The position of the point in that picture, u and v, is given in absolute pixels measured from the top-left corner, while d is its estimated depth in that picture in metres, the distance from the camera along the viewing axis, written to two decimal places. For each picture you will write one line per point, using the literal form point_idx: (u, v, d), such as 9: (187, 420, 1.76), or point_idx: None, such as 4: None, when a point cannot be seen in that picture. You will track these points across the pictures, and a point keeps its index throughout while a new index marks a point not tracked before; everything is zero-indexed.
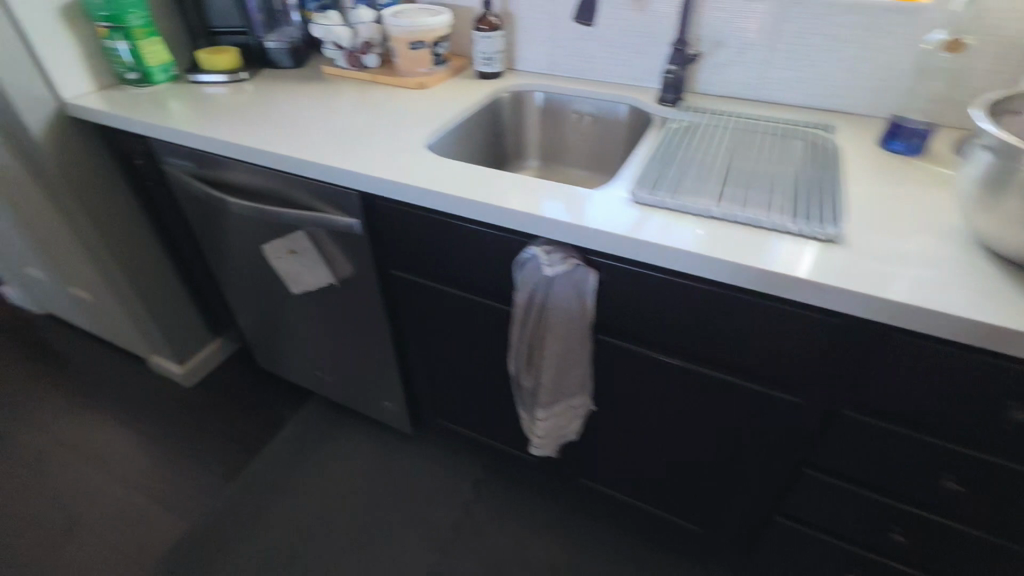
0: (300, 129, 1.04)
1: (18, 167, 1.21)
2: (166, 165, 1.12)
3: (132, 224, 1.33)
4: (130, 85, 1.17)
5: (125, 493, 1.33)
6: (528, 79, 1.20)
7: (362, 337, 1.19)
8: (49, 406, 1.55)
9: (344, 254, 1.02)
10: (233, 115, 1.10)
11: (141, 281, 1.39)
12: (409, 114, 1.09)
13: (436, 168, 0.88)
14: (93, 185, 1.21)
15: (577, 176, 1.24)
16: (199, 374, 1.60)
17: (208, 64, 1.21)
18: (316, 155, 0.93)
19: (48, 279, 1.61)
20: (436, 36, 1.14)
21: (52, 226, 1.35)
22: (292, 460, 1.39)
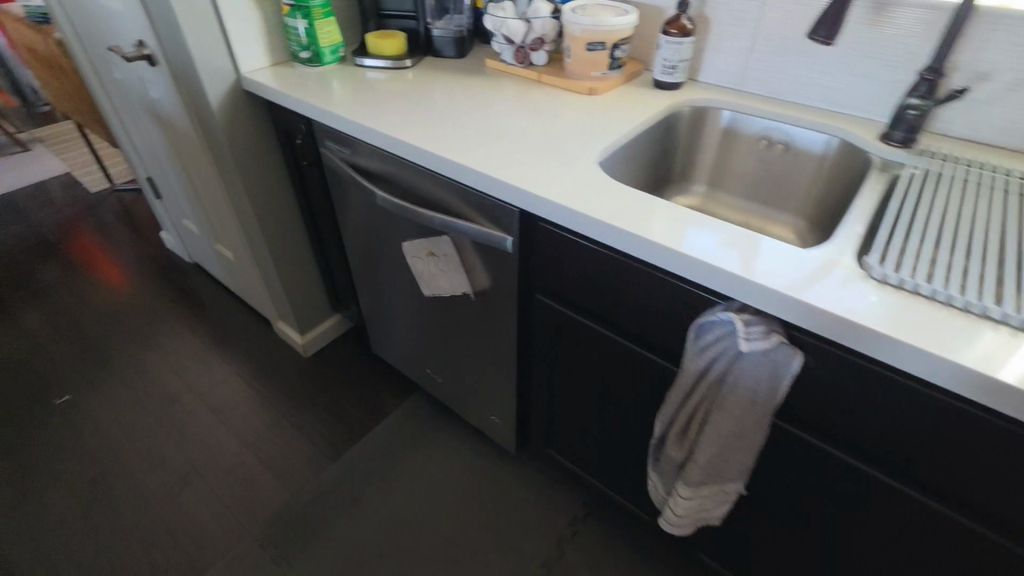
0: (461, 126, 0.98)
1: (193, 132, 1.27)
2: (324, 149, 1.11)
3: (281, 198, 1.36)
4: (301, 64, 1.18)
5: (237, 450, 1.39)
6: (709, 94, 1.07)
7: (484, 351, 1.12)
8: (185, 351, 1.66)
9: (487, 267, 0.95)
10: (394, 103, 1.07)
11: (280, 252, 1.43)
12: (577, 121, 0.99)
13: (612, 194, 0.77)
14: (255, 157, 1.25)
15: (748, 210, 1.09)
16: (316, 346, 1.64)
17: (375, 48, 1.18)
18: (479, 161, 0.85)
19: (200, 234, 1.72)
20: (619, 38, 1.02)
21: (213, 189, 1.41)
22: (392, 453, 1.37)
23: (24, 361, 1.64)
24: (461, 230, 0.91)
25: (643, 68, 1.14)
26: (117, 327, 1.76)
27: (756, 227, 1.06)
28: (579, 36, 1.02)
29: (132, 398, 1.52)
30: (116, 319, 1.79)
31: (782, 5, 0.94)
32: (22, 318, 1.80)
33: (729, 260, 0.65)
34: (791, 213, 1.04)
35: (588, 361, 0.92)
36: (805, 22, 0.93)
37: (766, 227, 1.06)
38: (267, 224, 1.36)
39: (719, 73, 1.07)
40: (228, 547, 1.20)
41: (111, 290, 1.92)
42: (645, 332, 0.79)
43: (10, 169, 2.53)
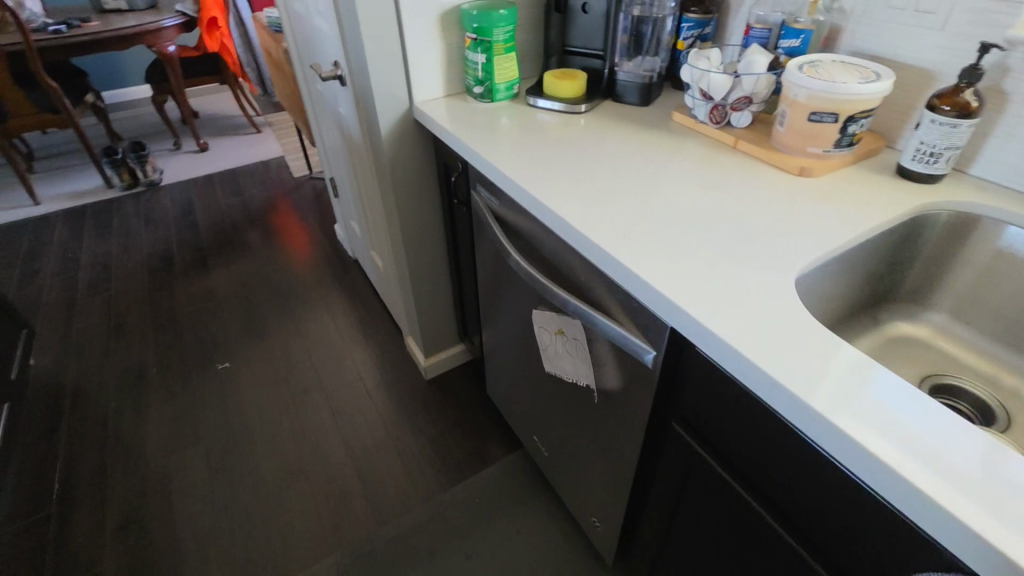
0: (622, 195, 0.82)
1: (365, 150, 1.30)
2: (474, 192, 1.04)
3: (430, 225, 1.34)
4: (473, 98, 1.12)
5: (341, 461, 1.41)
6: (982, 198, 0.76)
7: (597, 450, 0.95)
8: (325, 346, 1.76)
9: (620, 370, 0.78)
10: (555, 154, 0.95)
11: (420, 276, 1.42)
12: (775, 208, 0.76)
13: (807, 339, 0.56)
14: (412, 184, 1.24)
15: (1010, 366, 0.76)
16: (436, 371, 1.61)
17: (551, 88, 1.08)
18: (635, 252, 0.69)
19: (361, 237, 1.81)
20: (858, 110, 0.78)
21: (374, 203, 1.45)
22: (481, 513, 1.27)
23: (207, 322, 1.89)
24: (597, 325, 0.76)
25: (885, 145, 0.86)
26: (280, 306, 1.95)
27: (1020, 394, 0.74)
28: (802, 102, 0.80)
29: (272, 380, 1.65)
30: (282, 299, 1.98)
31: None
32: (215, 281, 2.08)
33: (992, 514, 0.41)
34: None
35: (725, 526, 0.71)
36: None
37: None
38: (412, 249, 1.36)
39: (1007, 168, 0.76)
40: (308, 563, 1.21)
41: (284, 269, 2.13)
42: (817, 534, 0.57)
43: (243, 147, 3.00)
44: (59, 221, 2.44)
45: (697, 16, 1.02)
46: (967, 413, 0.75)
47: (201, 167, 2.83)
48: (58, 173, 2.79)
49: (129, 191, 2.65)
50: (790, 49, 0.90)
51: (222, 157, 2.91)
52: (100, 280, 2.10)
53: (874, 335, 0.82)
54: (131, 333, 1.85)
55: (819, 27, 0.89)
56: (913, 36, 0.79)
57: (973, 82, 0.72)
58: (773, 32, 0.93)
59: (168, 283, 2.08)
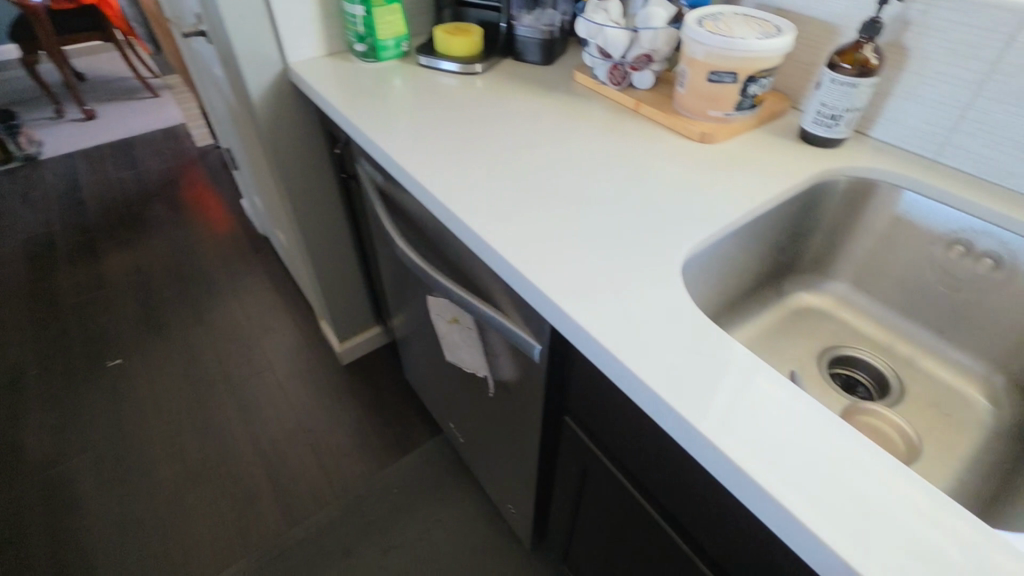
0: (510, 169, 0.73)
1: (244, 120, 1.15)
2: (358, 165, 0.92)
3: (327, 201, 1.21)
4: (358, 58, 1.00)
5: (249, 458, 1.31)
6: (882, 161, 0.72)
7: (503, 440, 0.90)
8: (231, 334, 1.62)
9: (513, 361, 0.72)
10: (444, 122, 0.85)
11: (322, 257, 1.30)
12: (671, 179, 0.70)
13: (687, 334, 0.50)
14: (299, 156, 1.11)
15: (904, 333, 0.75)
16: (353, 356, 1.52)
17: (444, 46, 0.97)
18: (515, 238, 0.61)
19: (264, 214, 1.66)
20: (758, 69, 0.71)
21: (265, 179, 1.30)
22: (400, 504, 1.21)
23: (96, 314, 1.70)
24: (485, 316, 0.69)
25: (789, 106, 0.81)
26: (181, 292, 1.78)
27: (913, 362, 0.73)
28: (700, 60, 0.72)
29: (172, 375, 1.51)
30: (183, 284, 1.81)
31: None
32: (106, 268, 1.88)
33: (856, 531, 0.37)
34: (979, 358, 0.69)
35: (624, 520, 0.67)
36: None
37: (930, 366, 0.72)
38: (309, 228, 1.23)
39: (907, 130, 0.72)
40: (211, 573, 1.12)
41: (186, 250, 1.95)
42: (703, 533, 0.53)
43: (137, 114, 2.69)
44: None
45: None
46: (867, 386, 0.73)
47: (88, 137, 2.52)
48: None
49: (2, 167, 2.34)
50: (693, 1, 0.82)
51: (113, 126, 2.61)
52: None
53: (777, 308, 0.79)
54: (5, 330, 1.65)
55: None
56: None
57: (873, 38, 0.66)
58: None
59: (50, 271, 1.86)
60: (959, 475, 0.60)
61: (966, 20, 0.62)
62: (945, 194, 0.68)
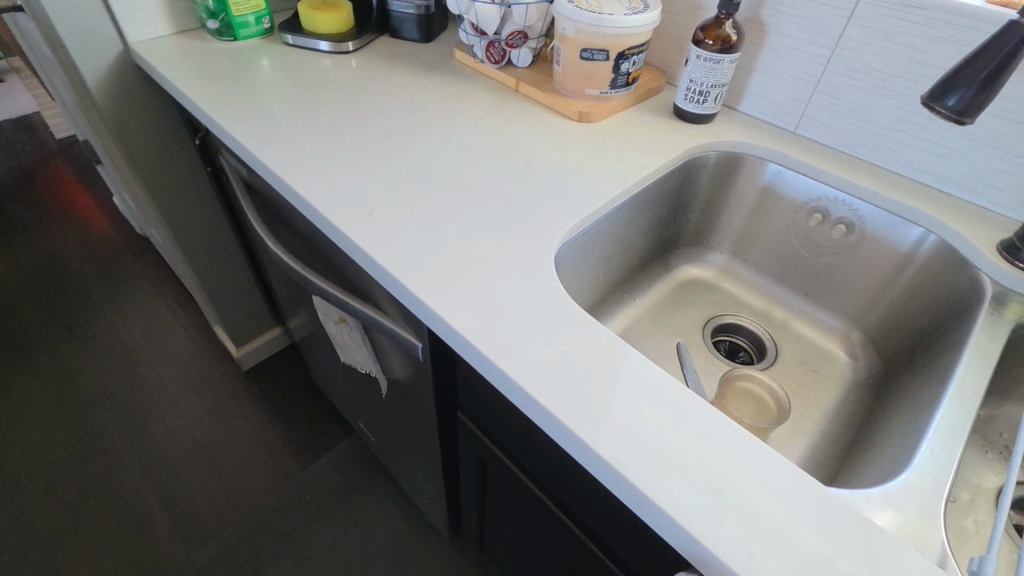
0: (383, 160, 0.69)
1: (90, 111, 1.02)
2: (221, 158, 0.83)
3: (201, 198, 1.11)
4: (213, 36, 0.90)
5: (140, 483, 1.20)
6: (748, 135, 0.75)
7: (407, 439, 0.87)
8: (109, 348, 1.47)
9: (401, 360, 0.69)
10: (312, 108, 0.79)
11: (202, 258, 1.19)
12: (548, 163, 0.69)
13: (557, 324, 0.50)
14: (158, 149, 0.99)
15: (777, 299, 0.79)
16: (254, 360, 1.42)
17: (310, 22, 0.89)
18: (384, 235, 0.58)
19: (137, 213, 1.50)
20: (628, 45, 0.70)
21: (127, 176, 1.17)
22: (313, 511, 1.16)
23: None
24: (365, 317, 0.65)
25: (665, 82, 0.82)
26: (46, 305, 1.58)
27: (787, 326, 0.77)
28: (571, 37, 0.71)
29: (41, 401, 1.35)
30: (47, 296, 1.60)
31: (874, 22, 0.62)
32: None
33: (710, 504, 0.39)
34: (839, 318, 0.74)
35: (524, 508, 0.67)
36: (916, 57, 0.61)
37: (801, 328, 0.76)
38: (181, 228, 1.11)
39: (768, 103, 0.75)
40: None
41: (50, 257, 1.73)
42: (592, 518, 0.54)
43: None
44: None
45: None
46: (747, 350, 0.76)
47: None
48: None
49: None
50: None
51: None
52: None
53: (664, 283, 0.80)
54: None
55: None
56: None
57: (731, 14, 0.68)
58: None
59: None
60: (823, 428, 0.64)
61: None
62: (803, 166, 0.71)
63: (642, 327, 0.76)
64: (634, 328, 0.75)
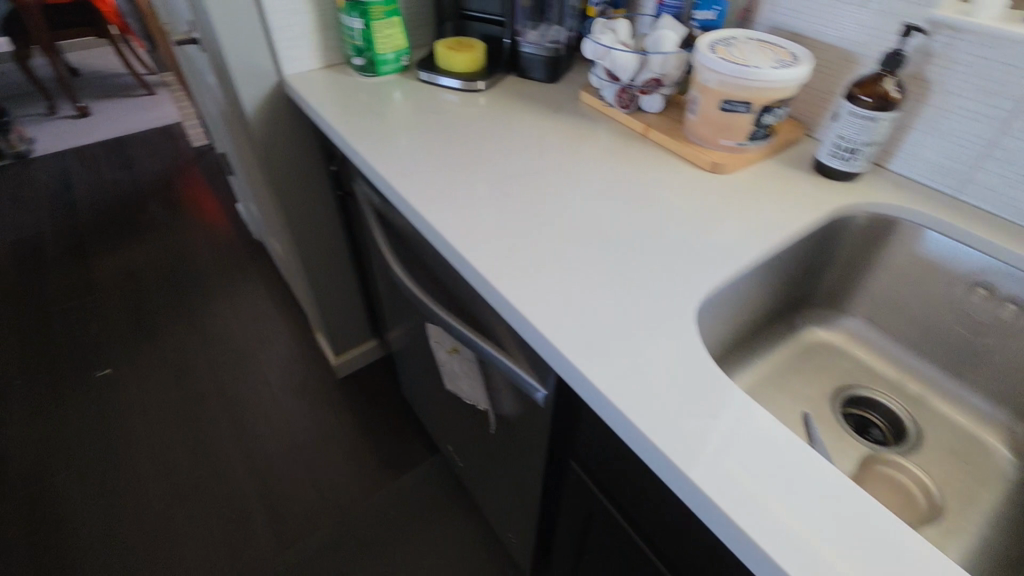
0: (514, 200, 0.71)
1: (240, 134, 1.13)
2: (356, 187, 0.89)
3: (325, 217, 1.19)
4: (356, 71, 0.96)
5: (242, 477, 1.28)
6: (901, 198, 0.69)
7: (501, 473, 0.87)
8: (224, 344, 1.60)
9: (512, 400, 0.70)
10: (445, 144, 0.82)
11: (317, 271, 1.27)
12: (681, 214, 0.67)
13: (699, 391, 0.48)
14: (294, 171, 1.08)
15: (921, 374, 0.72)
16: (349, 369, 1.49)
17: (445, 61, 0.93)
18: (517, 279, 0.59)
19: (261, 224, 1.63)
20: (774, 98, 0.68)
21: (261, 192, 1.28)
22: (395, 526, 1.19)
23: (85, 322, 1.67)
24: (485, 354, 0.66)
25: (804, 133, 0.79)
26: (175, 299, 1.74)
27: (932, 406, 0.70)
28: (713, 88, 0.69)
29: (164, 388, 1.48)
30: (175, 291, 1.77)
31: None
32: (97, 273, 1.84)
33: None
34: (999, 404, 0.66)
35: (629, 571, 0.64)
36: None
37: (949, 411, 0.69)
38: (303, 242, 1.20)
39: (925, 164, 0.70)
40: None
41: (180, 255, 1.91)
42: None
43: (132, 112, 2.66)
44: None
45: None
46: (882, 429, 0.70)
47: (81, 135, 2.49)
48: None
49: None
50: (704, 22, 0.80)
51: (108, 123, 2.58)
52: None
53: (789, 345, 0.76)
54: None
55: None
56: (837, 11, 0.70)
57: (895, 70, 0.64)
58: None
59: (39, 276, 1.82)
60: (981, 531, 0.57)
61: (991, 54, 0.60)
62: (967, 236, 0.65)
63: (764, 391, 0.71)
64: (756, 390, 0.71)
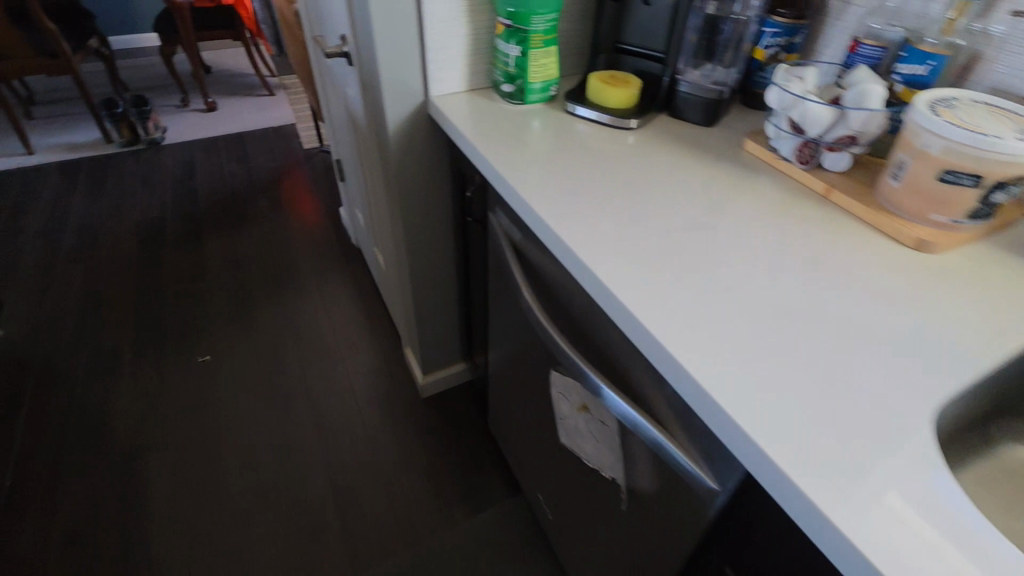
0: (679, 248, 0.64)
1: (372, 148, 1.13)
2: (492, 217, 0.86)
3: (442, 238, 1.17)
4: (502, 97, 0.94)
5: (321, 486, 1.27)
6: None
7: (610, 547, 0.79)
8: (315, 346, 1.62)
9: (650, 475, 0.62)
10: (596, 181, 0.77)
11: (422, 290, 1.25)
12: (887, 296, 0.57)
13: (952, 538, 0.39)
14: (422, 190, 1.06)
15: None
16: (435, 389, 1.47)
17: (597, 95, 0.89)
18: (696, 345, 0.52)
19: (367, 232, 1.65)
20: (1013, 174, 0.57)
21: (379, 204, 1.29)
22: (469, 567, 1.13)
23: (192, 305, 1.74)
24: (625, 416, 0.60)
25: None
26: (274, 294, 1.80)
27: None
28: (934, 155, 0.60)
29: (256, 382, 1.51)
30: (275, 286, 1.83)
31: None
32: (206, 260, 1.93)
33: None
34: None
35: None
36: None
37: None
38: (416, 260, 1.18)
39: None
40: None
41: (282, 251, 1.98)
42: None
43: (253, 111, 2.84)
44: (51, 174, 2.29)
45: (786, 20, 0.83)
46: None
47: (207, 128, 2.67)
48: (58, 121, 2.63)
49: (128, 148, 2.51)
50: (911, 76, 0.71)
51: (231, 119, 2.75)
52: (84, 244, 1.95)
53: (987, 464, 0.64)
54: (109, 310, 1.71)
55: (953, 54, 0.70)
56: None
57: None
58: (888, 52, 0.74)
59: (157, 256, 1.93)
60: None
61: None
62: None
63: None
64: None
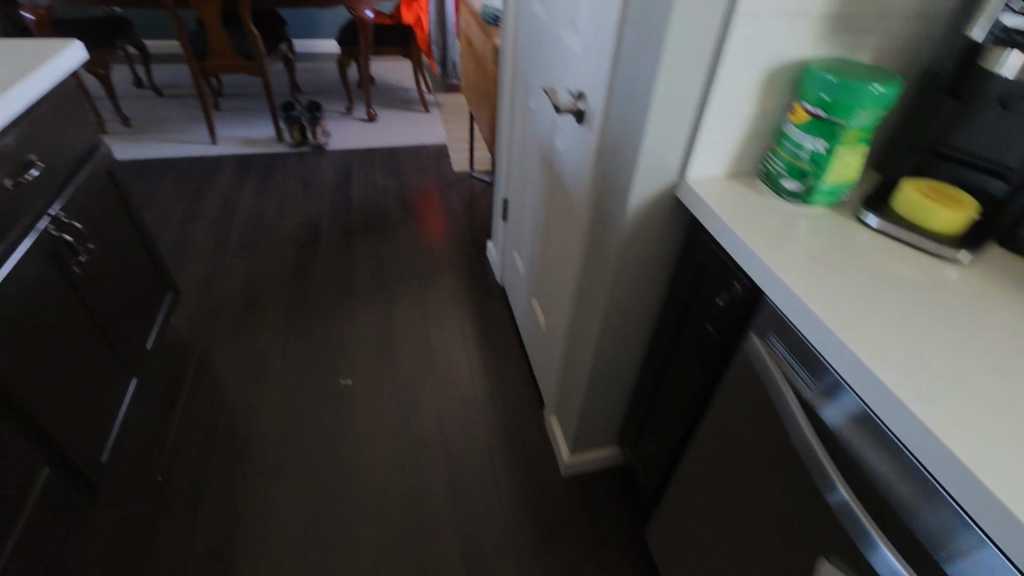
0: (986, 372, 0.57)
1: (583, 214, 1.02)
2: (759, 341, 0.72)
3: (641, 323, 1.03)
4: (775, 192, 0.79)
5: (452, 557, 1.19)
6: None
7: None
8: (453, 390, 1.55)
9: (838, 561, 0.59)
10: (932, 336, 0.60)
11: (599, 373, 1.12)
12: None
13: None
14: (640, 274, 0.94)
15: None
16: (578, 470, 1.34)
17: (911, 212, 0.72)
18: (957, 430, 0.50)
19: (526, 280, 1.57)
20: None
21: (566, 268, 1.18)
22: None
23: (339, 319, 1.75)
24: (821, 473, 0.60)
25: None
26: (417, 322, 1.77)
27: None
28: None
29: (393, 418, 1.46)
30: (418, 314, 1.80)
31: None
32: (355, 273, 1.95)
33: None
34: None
35: None
36: None
37: None
38: (605, 343, 1.05)
39: None
40: None
41: (427, 277, 1.97)
42: None
43: (409, 126, 2.91)
44: (228, 166, 2.45)
45: None
46: None
47: (367, 138, 2.77)
48: (241, 114, 2.84)
49: (295, 148, 2.65)
50: None
51: (388, 132, 2.84)
52: (250, 240, 2.04)
53: None
54: (265, 311, 1.76)
55: None
56: None
57: None
58: None
59: (312, 261, 1.98)
60: None
61: None
62: None
63: None
64: None
